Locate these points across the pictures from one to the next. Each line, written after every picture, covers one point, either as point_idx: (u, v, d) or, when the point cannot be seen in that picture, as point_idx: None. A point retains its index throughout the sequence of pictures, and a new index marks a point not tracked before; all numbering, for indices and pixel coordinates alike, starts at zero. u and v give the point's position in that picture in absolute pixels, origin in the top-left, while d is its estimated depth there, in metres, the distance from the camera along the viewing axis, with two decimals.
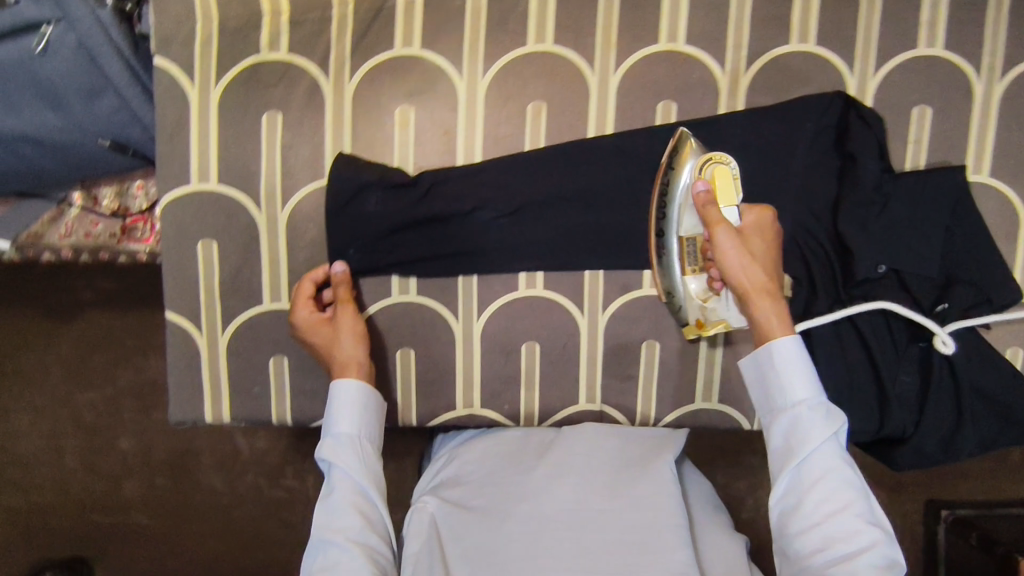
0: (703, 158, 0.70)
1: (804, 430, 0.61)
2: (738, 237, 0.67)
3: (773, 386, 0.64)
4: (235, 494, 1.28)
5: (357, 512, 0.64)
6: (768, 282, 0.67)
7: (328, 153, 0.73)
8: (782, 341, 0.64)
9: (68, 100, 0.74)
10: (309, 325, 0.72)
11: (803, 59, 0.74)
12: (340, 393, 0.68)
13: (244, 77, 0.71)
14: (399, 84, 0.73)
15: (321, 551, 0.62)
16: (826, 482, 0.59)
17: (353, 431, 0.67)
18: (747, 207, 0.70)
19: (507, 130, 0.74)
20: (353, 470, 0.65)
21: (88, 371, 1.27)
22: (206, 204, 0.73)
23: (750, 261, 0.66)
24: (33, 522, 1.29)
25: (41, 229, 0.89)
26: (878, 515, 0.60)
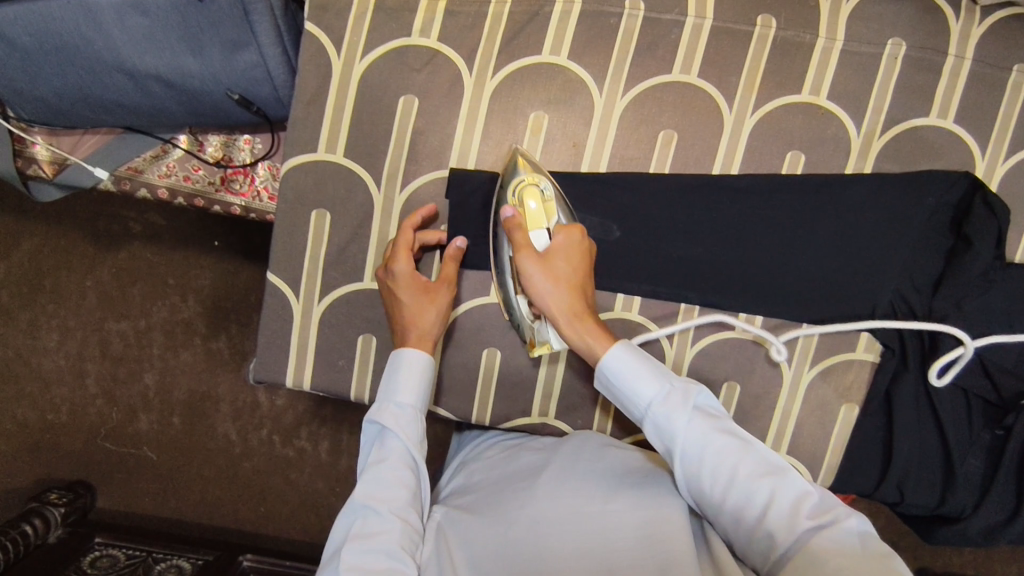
0: (517, 180, 0.71)
1: (667, 427, 0.62)
2: (540, 266, 0.68)
3: (625, 399, 0.65)
4: (247, 447, 1.28)
5: (405, 483, 0.63)
6: (575, 305, 0.67)
7: (456, 146, 0.74)
8: (608, 357, 0.65)
9: (211, 49, 0.74)
10: (410, 281, 0.70)
11: (938, 133, 0.74)
12: (407, 358, 0.68)
13: (390, 57, 0.72)
14: (539, 90, 0.73)
15: (362, 514, 0.60)
16: (707, 463, 0.60)
17: (417, 402, 0.67)
18: (559, 229, 0.69)
19: (635, 153, 0.74)
20: (411, 442, 0.65)
21: (131, 303, 1.28)
22: (329, 175, 0.74)
23: (556, 285, 0.67)
24: (48, 439, 1.29)
25: (142, 165, 0.89)
26: (770, 462, 0.61)
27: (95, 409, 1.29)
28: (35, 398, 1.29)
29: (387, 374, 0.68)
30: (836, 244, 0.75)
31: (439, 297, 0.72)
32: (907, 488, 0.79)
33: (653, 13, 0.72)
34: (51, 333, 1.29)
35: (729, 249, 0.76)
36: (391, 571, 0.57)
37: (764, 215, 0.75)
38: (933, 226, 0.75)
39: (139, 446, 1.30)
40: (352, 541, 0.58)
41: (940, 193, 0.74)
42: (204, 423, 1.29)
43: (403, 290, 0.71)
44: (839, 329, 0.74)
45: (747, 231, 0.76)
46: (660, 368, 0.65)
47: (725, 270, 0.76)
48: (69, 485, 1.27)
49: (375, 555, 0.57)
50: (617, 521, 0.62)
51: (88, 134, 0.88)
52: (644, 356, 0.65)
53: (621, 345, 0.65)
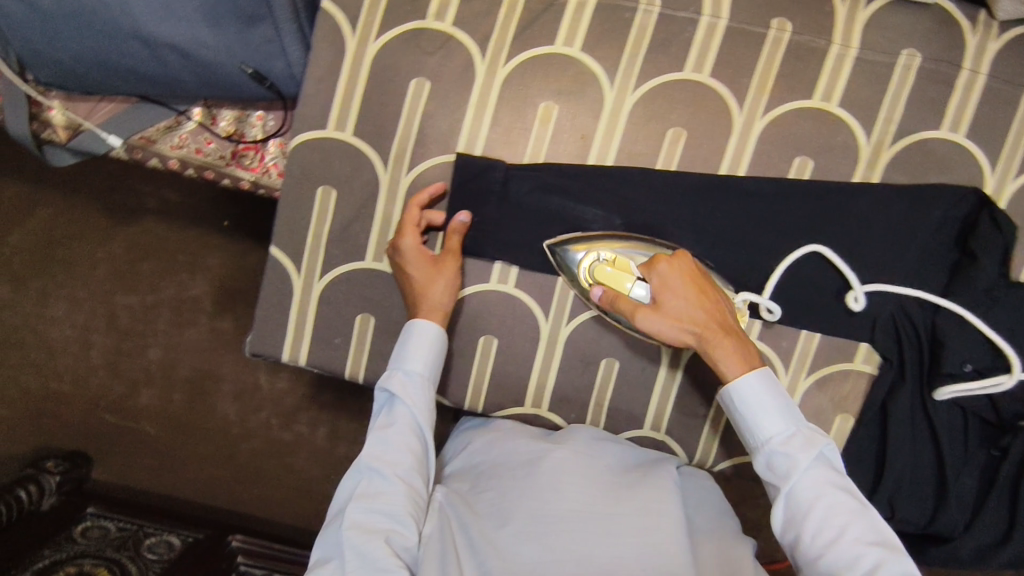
0: (584, 264, 0.73)
1: (787, 465, 0.62)
2: (655, 312, 0.66)
3: (744, 429, 0.65)
4: (244, 428, 1.29)
5: (410, 449, 0.67)
6: (704, 330, 0.66)
7: (464, 131, 0.74)
8: (740, 382, 0.64)
9: (228, 22, 0.75)
10: (417, 255, 0.72)
11: (948, 147, 0.73)
12: (418, 329, 0.71)
13: (404, 39, 0.72)
14: (550, 80, 0.73)
15: (367, 476, 0.65)
16: (819, 510, 0.60)
17: (424, 370, 0.70)
18: (646, 267, 0.69)
19: (642, 149, 0.74)
20: (416, 409, 0.68)
21: (136, 276, 1.29)
22: (337, 153, 0.74)
23: (681, 325, 0.66)
24: (48, 407, 1.31)
25: (155, 135, 0.91)
26: (882, 534, 0.59)
27: (96, 380, 1.31)
28: (38, 364, 1.31)
29: (399, 342, 0.71)
30: (840, 252, 0.75)
31: (448, 268, 0.73)
32: (899, 504, 0.78)
33: (668, 9, 0.72)
34: (56, 302, 1.30)
35: (733, 251, 0.75)
36: (392, 531, 0.63)
37: (769, 219, 0.75)
38: (939, 239, 0.74)
39: (137, 419, 1.31)
40: (358, 500, 0.63)
41: (947, 207, 0.73)
42: (200, 400, 1.29)
43: (412, 265, 0.72)
44: (901, 289, 0.73)
45: (751, 233, 0.75)
46: (793, 411, 0.64)
47: (727, 271, 0.76)
48: (66, 454, 1.28)
49: (377, 516, 0.63)
50: (608, 495, 0.65)
51: (103, 102, 0.89)
52: (777, 392, 0.64)
53: (756, 372, 0.64)
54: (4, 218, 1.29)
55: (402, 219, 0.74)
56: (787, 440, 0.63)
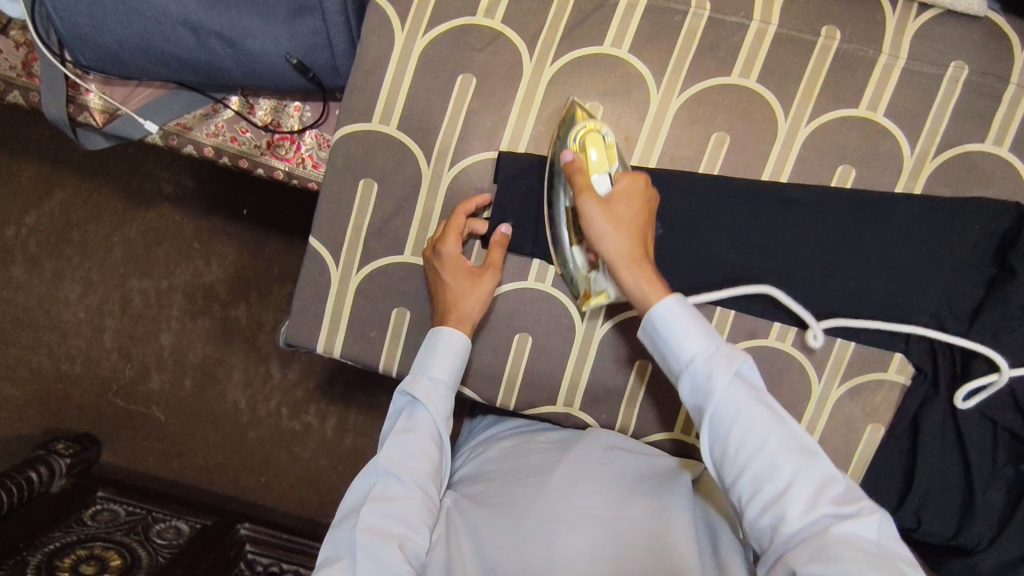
0: (579, 129, 0.69)
1: (711, 374, 0.60)
2: (601, 204, 0.65)
3: (667, 351, 0.63)
4: (254, 415, 1.29)
5: (428, 457, 0.67)
6: (634, 249, 0.65)
7: (509, 129, 0.74)
8: (662, 306, 0.62)
9: (276, 11, 0.76)
10: (456, 265, 0.71)
11: (992, 161, 0.74)
12: (444, 338, 0.71)
13: (453, 35, 0.72)
14: (597, 81, 0.73)
15: (384, 479, 0.65)
16: (741, 429, 0.59)
17: (449, 380, 0.70)
18: (621, 174, 0.68)
19: (685, 152, 0.74)
20: (439, 418, 0.69)
21: (155, 262, 1.29)
22: (380, 146, 0.74)
23: (618, 230, 0.65)
24: (60, 388, 1.31)
25: (192, 122, 0.91)
26: (802, 442, 0.59)
27: (108, 364, 1.31)
28: (52, 346, 1.31)
29: (426, 347, 0.71)
30: (878, 262, 0.75)
31: (485, 281, 0.73)
32: (925, 515, 0.79)
33: (718, 14, 0.72)
34: (72, 284, 1.30)
35: (771, 257, 0.76)
36: (404, 538, 0.63)
37: (809, 227, 0.75)
38: (977, 254, 0.75)
39: (151, 404, 1.31)
40: (372, 502, 0.64)
41: (988, 221, 0.74)
42: (215, 388, 1.29)
43: (449, 273, 0.72)
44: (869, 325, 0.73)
45: (790, 240, 0.75)
46: (711, 329, 0.62)
47: (763, 277, 0.76)
48: (76, 435, 1.28)
49: (392, 521, 0.63)
50: (618, 505, 0.65)
51: (141, 86, 0.89)
52: (696, 315, 0.63)
53: (676, 296, 0.63)
54: (26, 199, 1.29)
55: (443, 225, 0.73)
56: (708, 360, 0.61)
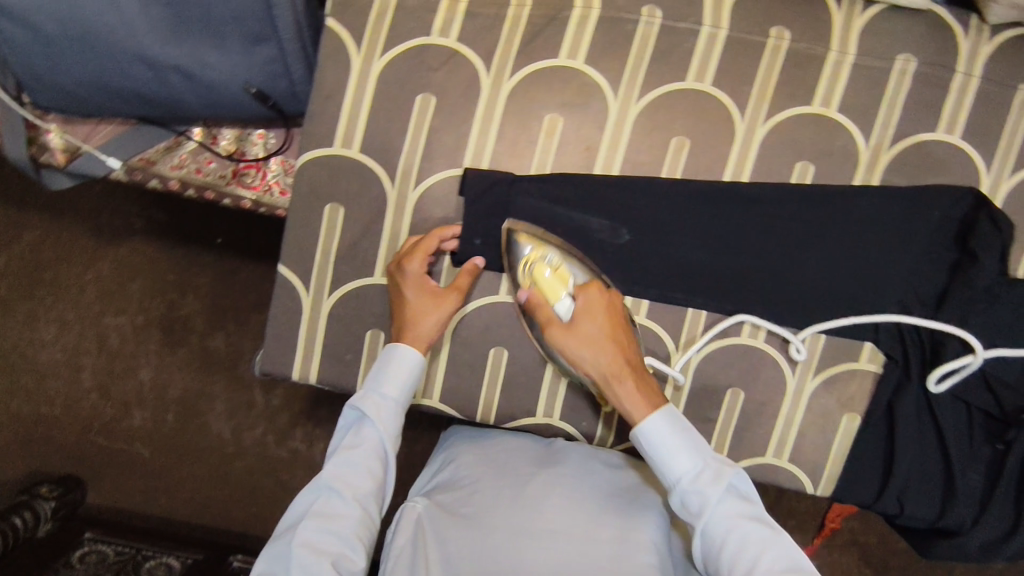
0: (528, 242, 0.74)
1: (693, 505, 0.66)
2: (568, 331, 0.71)
3: (658, 469, 0.68)
4: (240, 445, 1.28)
5: (370, 474, 0.70)
6: (615, 363, 0.70)
7: (471, 145, 0.74)
8: (648, 423, 0.67)
9: (231, 41, 0.75)
10: (419, 283, 0.72)
11: (945, 148, 0.75)
12: (397, 354, 0.71)
13: (409, 55, 0.73)
14: (555, 93, 0.74)
15: (325, 495, 0.68)
16: (730, 544, 0.64)
17: (398, 397, 0.72)
18: (578, 291, 0.73)
19: (647, 158, 0.75)
20: (384, 436, 0.71)
21: (129, 298, 1.28)
22: (344, 169, 0.74)
23: (594, 350, 0.70)
24: (39, 432, 1.29)
25: (155, 156, 0.90)
26: (791, 555, 0.64)
27: (87, 403, 1.29)
28: (29, 390, 1.29)
29: (379, 363, 0.73)
30: (842, 253, 0.76)
31: (448, 304, 0.73)
32: (907, 500, 0.79)
33: (669, 21, 0.74)
34: (46, 326, 1.28)
35: (737, 256, 0.77)
36: (339, 554, 0.65)
37: (772, 223, 0.76)
38: (938, 240, 0.76)
39: (133, 442, 1.29)
40: (311, 517, 0.66)
41: (945, 207, 0.75)
42: (198, 421, 1.28)
43: (410, 288, 0.72)
44: (851, 321, 0.75)
45: (754, 238, 0.76)
46: (702, 448, 0.67)
47: (732, 276, 0.77)
48: (58, 479, 1.25)
49: (327, 536, 0.66)
50: (585, 522, 0.68)
51: (103, 124, 0.89)
52: (684, 429, 0.68)
53: (664, 411, 0.68)
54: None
55: (410, 242, 0.74)
56: (696, 480, 0.66)
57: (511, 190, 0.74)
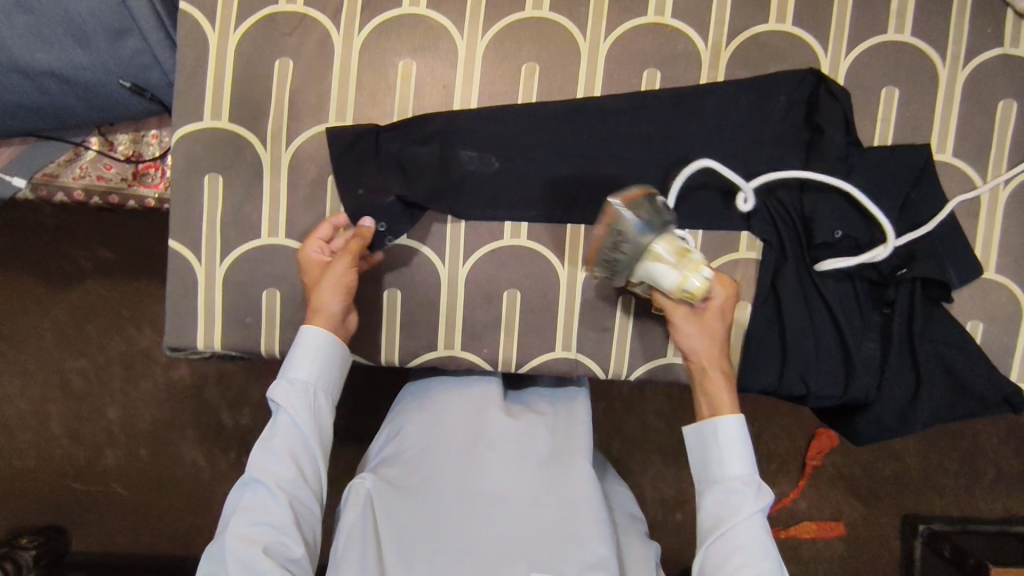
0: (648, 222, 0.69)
1: (737, 502, 0.69)
2: (695, 319, 0.73)
3: (712, 460, 0.72)
4: (216, 471, 1.30)
5: (293, 460, 0.70)
6: (719, 357, 0.74)
7: (333, 100, 0.78)
8: (725, 425, 0.71)
9: (96, 39, 0.79)
10: (313, 265, 0.76)
11: (780, 37, 0.79)
12: (309, 337, 0.73)
13: (261, 25, 0.77)
14: (404, 40, 0.78)
15: (252, 489, 0.68)
16: (748, 548, 0.67)
17: (307, 379, 0.73)
18: (721, 284, 0.73)
19: (502, 88, 0.79)
20: (298, 418, 0.71)
21: (84, 339, 1.30)
22: (217, 140, 0.78)
23: (707, 340, 0.73)
24: (15, 487, 1.30)
25: (56, 170, 0.94)
26: None
27: (61, 450, 1.30)
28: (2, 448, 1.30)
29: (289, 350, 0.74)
30: (701, 149, 0.80)
31: (336, 272, 0.74)
32: (811, 380, 0.81)
33: None
34: (10, 381, 1.30)
35: (604, 167, 0.80)
36: (274, 543, 0.66)
37: (630, 131, 0.80)
38: (789, 123, 0.79)
39: (108, 482, 1.30)
40: (244, 513, 0.67)
41: (789, 92, 0.79)
42: (168, 449, 1.30)
43: (307, 269, 0.76)
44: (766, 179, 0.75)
45: (616, 149, 0.80)
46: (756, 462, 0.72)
47: (603, 187, 0.80)
48: (42, 529, 1.28)
49: (259, 528, 0.66)
50: (524, 486, 0.73)
51: (3, 147, 0.93)
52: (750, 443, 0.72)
53: (739, 415, 0.72)
54: None
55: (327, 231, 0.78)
56: (746, 484, 0.70)
57: (378, 139, 0.79)
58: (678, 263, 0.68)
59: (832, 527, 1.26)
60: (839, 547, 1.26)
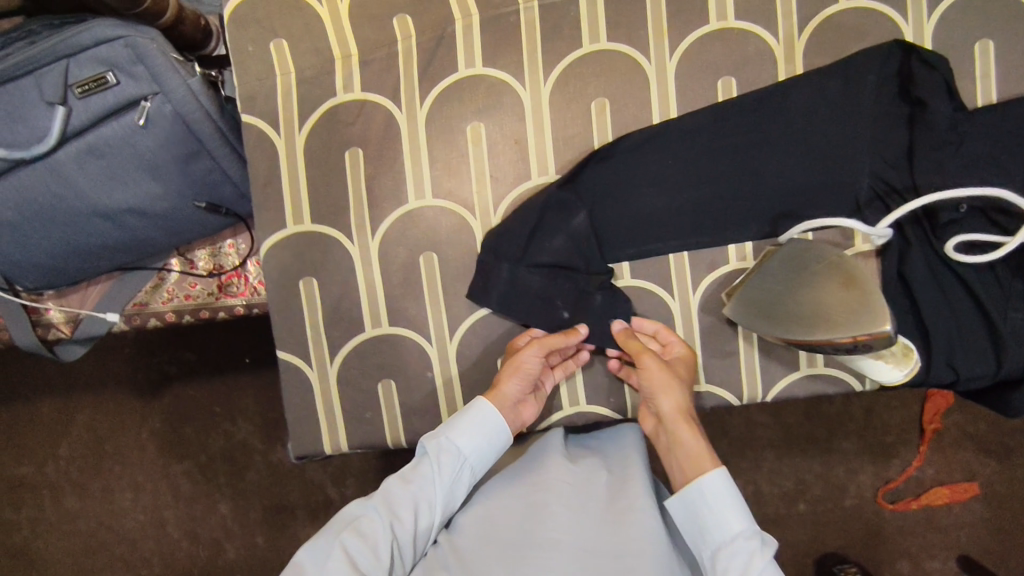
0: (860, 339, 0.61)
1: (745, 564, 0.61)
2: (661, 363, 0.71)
3: None
4: None
5: (416, 509, 0.66)
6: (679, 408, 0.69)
7: (409, 180, 0.77)
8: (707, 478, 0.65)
9: (167, 168, 0.80)
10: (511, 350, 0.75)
11: (854, 15, 0.75)
12: (478, 411, 0.71)
13: (325, 120, 0.76)
14: (468, 103, 0.76)
15: (367, 512, 0.65)
16: None
17: (464, 445, 0.70)
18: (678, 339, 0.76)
19: (575, 130, 0.77)
20: (440, 473, 0.68)
21: (182, 441, 1.27)
22: (304, 243, 0.78)
23: (670, 388, 0.70)
24: None
25: (145, 297, 0.94)
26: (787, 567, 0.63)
27: (182, 552, 1.27)
28: (126, 559, 1.28)
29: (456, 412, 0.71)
30: (797, 147, 0.75)
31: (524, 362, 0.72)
32: (959, 364, 0.76)
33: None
34: (122, 493, 1.27)
35: (699, 188, 0.76)
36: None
37: (714, 146, 0.75)
38: (885, 101, 0.74)
39: None
40: (350, 535, 0.63)
41: (878, 68, 0.74)
42: (284, 535, 1.25)
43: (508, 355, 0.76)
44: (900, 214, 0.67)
45: (707, 168, 0.76)
46: None
47: (699, 209, 0.77)
48: None
49: (360, 552, 0.62)
50: (600, 531, 0.66)
51: (93, 285, 0.95)
52: None
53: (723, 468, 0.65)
54: (48, 438, 1.28)
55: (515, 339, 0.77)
56: None
57: (526, 254, 0.75)
58: (902, 362, 0.68)
59: (966, 487, 1.13)
60: (1004, 518, 1.14)
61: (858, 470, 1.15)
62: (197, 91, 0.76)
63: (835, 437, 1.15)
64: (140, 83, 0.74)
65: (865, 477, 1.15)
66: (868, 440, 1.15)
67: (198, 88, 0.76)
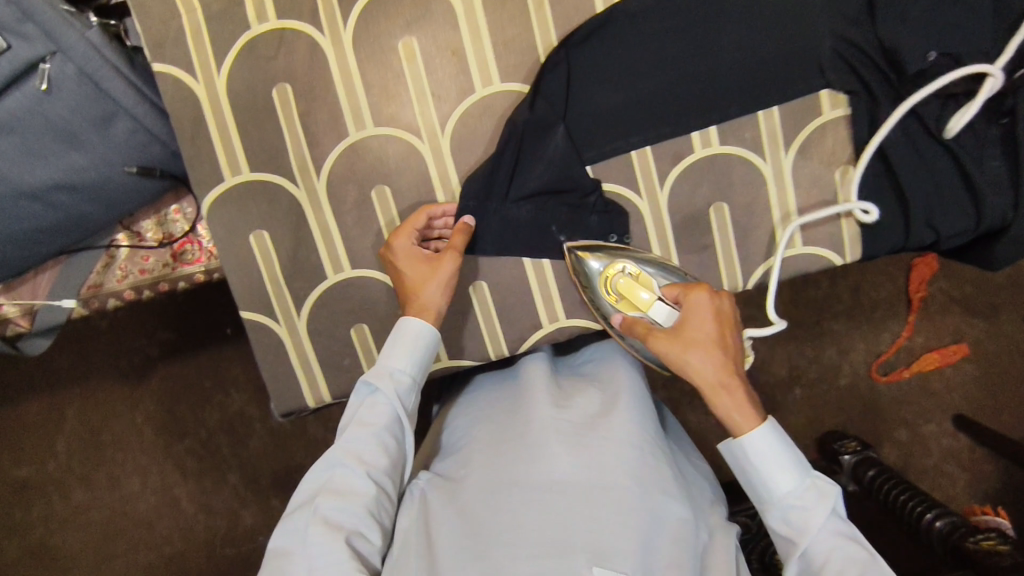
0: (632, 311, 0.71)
1: (801, 518, 0.61)
2: (671, 340, 0.66)
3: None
4: None
5: (386, 452, 0.65)
6: (723, 372, 0.64)
7: (345, 110, 0.72)
8: (750, 438, 0.63)
9: (85, 135, 0.74)
10: (409, 256, 0.70)
11: None
12: (409, 329, 0.68)
13: (243, 58, 0.70)
14: (395, 17, 0.70)
15: (339, 471, 0.63)
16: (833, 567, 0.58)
17: (413, 376, 0.68)
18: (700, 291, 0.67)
19: (514, 31, 0.71)
20: (400, 409, 0.66)
21: (174, 418, 1.24)
22: (246, 196, 0.73)
23: (703, 356, 0.64)
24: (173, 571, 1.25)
25: (99, 278, 0.90)
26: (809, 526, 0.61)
27: (200, 525, 1.25)
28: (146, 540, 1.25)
29: (390, 339, 0.68)
30: (748, 20, 0.71)
31: (446, 267, 0.69)
32: (938, 222, 0.74)
33: None
34: (131, 478, 1.25)
35: (654, 76, 0.72)
36: (354, 532, 0.61)
37: (664, 26, 0.71)
38: None
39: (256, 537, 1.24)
40: (324, 497, 0.61)
41: None
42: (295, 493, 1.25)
43: (406, 265, 0.70)
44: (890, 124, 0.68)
45: (660, 52, 0.72)
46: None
47: (656, 100, 0.73)
48: None
49: (344, 514, 0.61)
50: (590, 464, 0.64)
51: (41, 273, 0.88)
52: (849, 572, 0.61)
53: (769, 424, 0.62)
54: (39, 438, 1.24)
55: (403, 222, 0.72)
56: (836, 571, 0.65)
57: (511, 192, 0.74)
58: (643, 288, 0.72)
59: (955, 350, 1.14)
60: (995, 371, 1.15)
61: (849, 348, 1.15)
62: (98, 44, 0.69)
63: (822, 317, 1.15)
64: (34, 44, 0.68)
65: (858, 353, 1.15)
66: (852, 316, 1.15)
67: (98, 41, 0.69)
